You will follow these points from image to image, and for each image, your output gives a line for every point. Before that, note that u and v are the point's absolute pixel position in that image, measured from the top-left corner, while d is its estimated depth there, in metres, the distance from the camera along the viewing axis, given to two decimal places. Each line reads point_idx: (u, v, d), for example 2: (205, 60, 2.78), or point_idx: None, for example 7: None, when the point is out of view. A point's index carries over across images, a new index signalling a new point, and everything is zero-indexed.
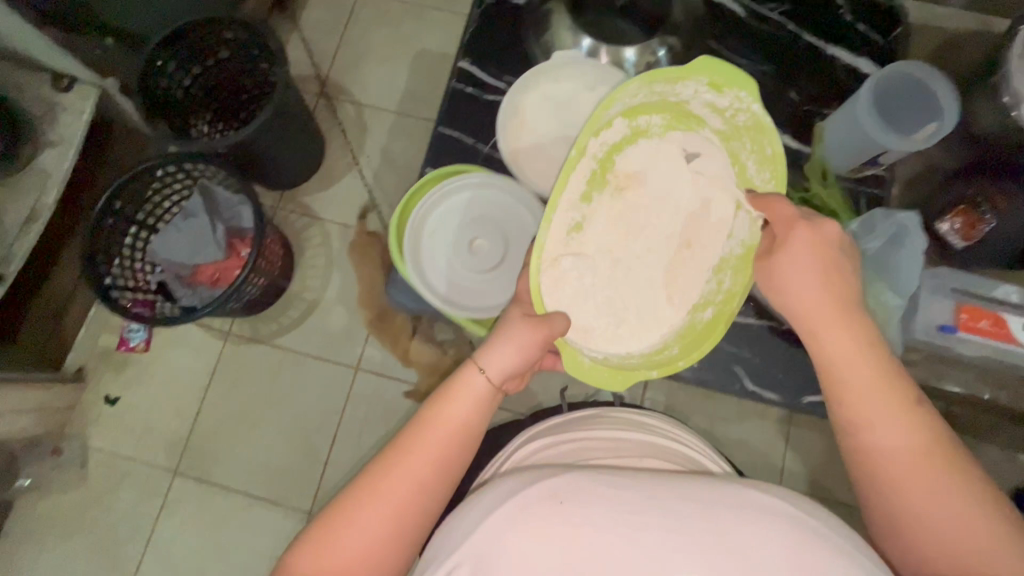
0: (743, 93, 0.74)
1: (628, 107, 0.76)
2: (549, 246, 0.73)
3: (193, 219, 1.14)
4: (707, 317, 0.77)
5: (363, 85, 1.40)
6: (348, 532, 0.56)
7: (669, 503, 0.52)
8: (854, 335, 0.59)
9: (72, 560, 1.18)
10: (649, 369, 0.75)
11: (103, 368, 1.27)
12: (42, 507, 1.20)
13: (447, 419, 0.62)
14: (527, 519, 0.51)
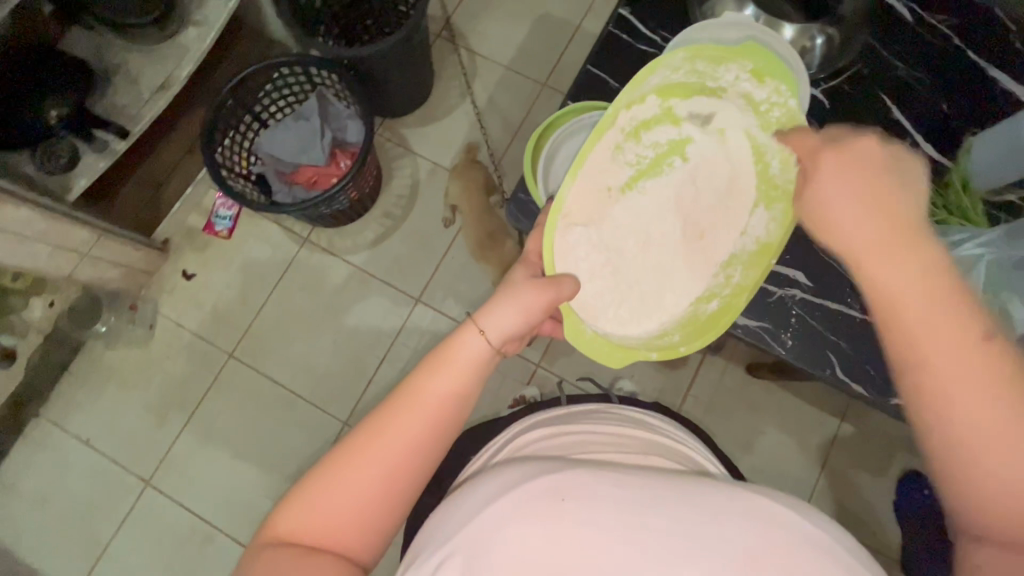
0: (783, 86, 0.64)
1: (663, 85, 0.68)
2: (567, 201, 0.66)
3: (305, 122, 1.20)
4: (712, 308, 0.67)
5: (482, 35, 1.44)
6: (335, 493, 0.51)
7: (682, 507, 0.47)
8: (919, 255, 0.42)
9: (122, 409, 1.26)
10: (648, 352, 0.66)
11: (187, 245, 1.35)
12: (107, 357, 1.29)
13: (429, 385, 0.55)
14: (521, 517, 0.47)
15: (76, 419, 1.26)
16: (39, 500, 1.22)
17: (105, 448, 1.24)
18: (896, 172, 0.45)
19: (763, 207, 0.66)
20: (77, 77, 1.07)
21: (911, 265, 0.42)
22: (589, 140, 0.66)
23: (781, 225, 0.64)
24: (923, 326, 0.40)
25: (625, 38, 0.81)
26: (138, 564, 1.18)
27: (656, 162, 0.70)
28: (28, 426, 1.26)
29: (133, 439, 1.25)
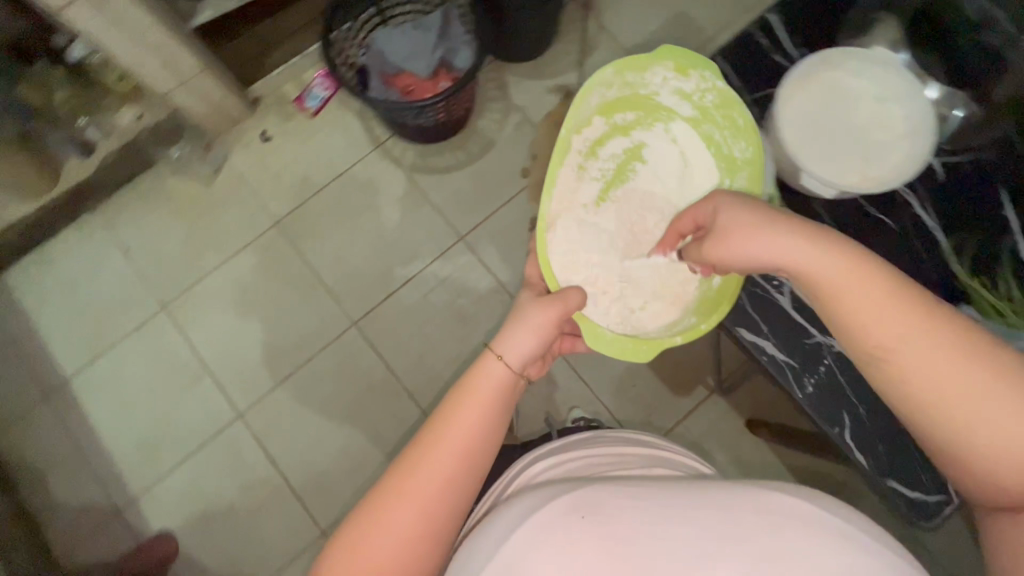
0: (706, 73, 0.72)
1: (604, 105, 0.78)
2: (552, 221, 0.77)
3: (422, 32, 1.20)
4: (717, 283, 0.73)
5: (617, 13, 1.42)
6: (375, 543, 0.53)
7: (699, 512, 0.51)
8: (834, 257, 0.52)
9: (166, 234, 1.33)
10: (673, 338, 0.72)
11: (273, 108, 1.38)
12: (167, 185, 1.35)
13: (455, 426, 0.58)
14: (549, 540, 0.50)
15: (123, 229, 1.33)
16: (66, 288, 1.30)
17: (138, 265, 1.31)
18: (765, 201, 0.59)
19: (730, 179, 0.74)
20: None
21: (832, 261, 0.52)
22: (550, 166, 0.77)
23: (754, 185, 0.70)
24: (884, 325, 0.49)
25: (769, 47, 0.73)
26: (129, 377, 1.25)
27: (619, 169, 0.81)
28: (80, 220, 1.34)
29: (165, 266, 1.31)
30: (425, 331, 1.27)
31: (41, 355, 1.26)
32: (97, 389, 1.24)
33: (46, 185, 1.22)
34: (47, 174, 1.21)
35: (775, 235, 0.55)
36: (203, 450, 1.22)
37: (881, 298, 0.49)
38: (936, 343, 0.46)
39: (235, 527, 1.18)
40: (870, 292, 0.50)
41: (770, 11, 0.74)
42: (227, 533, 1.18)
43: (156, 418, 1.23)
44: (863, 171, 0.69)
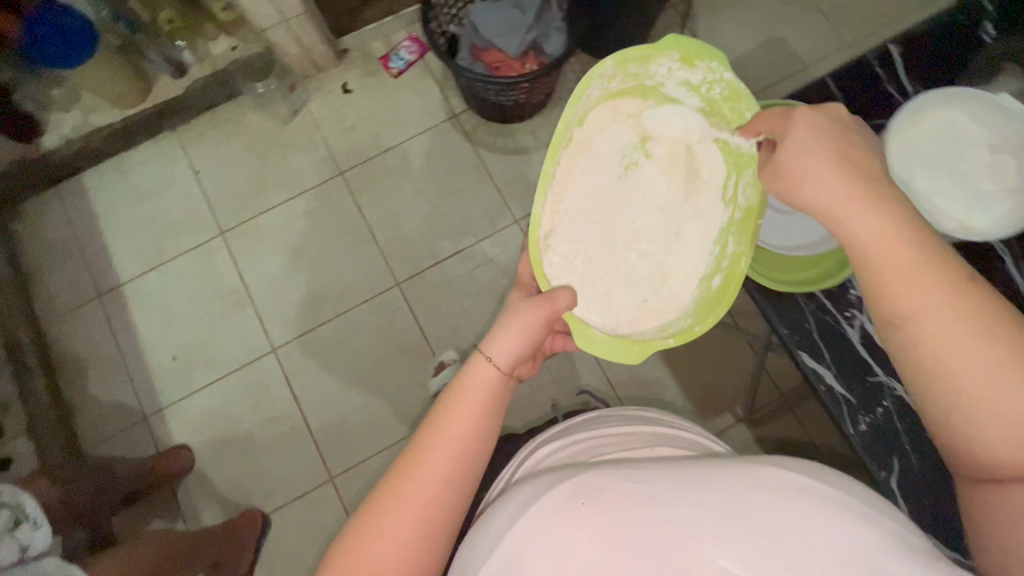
0: (714, 64, 0.70)
1: (607, 96, 0.75)
2: (545, 219, 0.74)
3: (520, 12, 1.18)
4: (717, 284, 0.72)
5: (712, 28, 1.41)
6: (376, 545, 0.53)
7: (699, 491, 0.47)
8: (886, 215, 0.50)
9: (233, 164, 1.35)
10: (664, 339, 0.71)
11: (358, 62, 1.40)
12: (244, 117, 1.37)
13: (450, 430, 0.58)
14: (550, 528, 0.48)
15: (195, 151, 1.36)
16: (134, 199, 1.34)
17: (203, 189, 1.35)
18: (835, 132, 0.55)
19: (737, 176, 0.72)
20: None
21: (873, 214, 0.50)
22: (546, 160, 0.73)
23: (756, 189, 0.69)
24: (903, 288, 0.47)
25: (881, 79, 0.72)
26: (178, 295, 1.29)
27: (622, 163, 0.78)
28: (160, 134, 1.37)
29: (228, 195, 1.34)
30: (464, 305, 1.28)
31: (101, 258, 1.31)
32: (145, 300, 1.29)
33: (138, 97, 1.29)
34: (141, 88, 1.28)
35: (821, 180, 0.53)
36: (233, 377, 1.25)
37: (917, 261, 0.47)
38: (946, 309, 0.45)
39: (251, 455, 1.21)
40: (907, 253, 0.48)
41: (890, 43, 0.72)
42: (242, 459, 1.21)
43: (195, 338, 1.27)
44: (959, 217, 0.63)
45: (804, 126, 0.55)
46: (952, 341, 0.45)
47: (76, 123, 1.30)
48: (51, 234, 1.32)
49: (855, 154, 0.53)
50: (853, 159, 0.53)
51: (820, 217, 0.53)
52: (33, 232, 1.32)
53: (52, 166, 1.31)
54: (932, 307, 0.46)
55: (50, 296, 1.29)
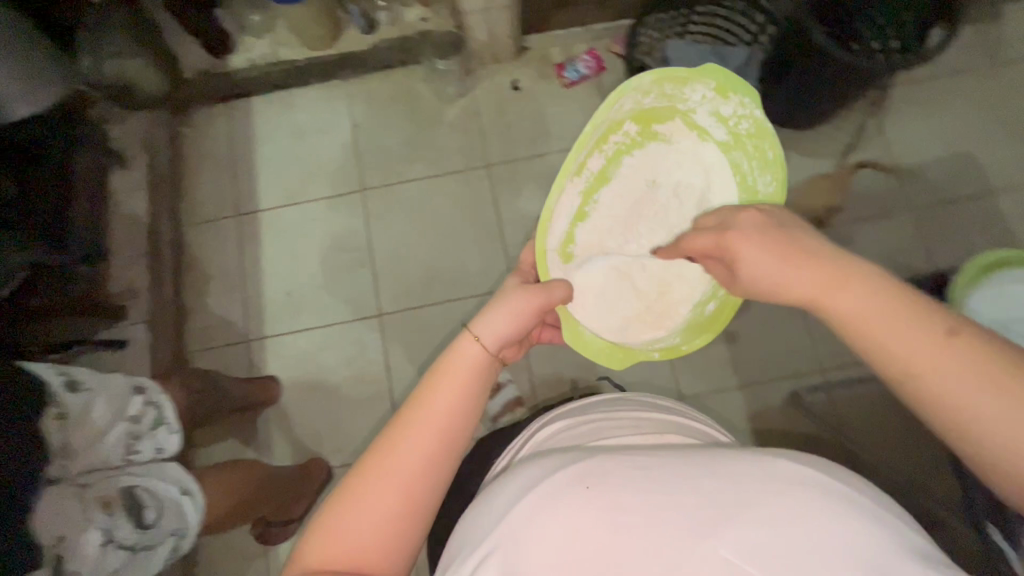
0: (744, 100, 0.79)
1: (637, 110, 0.82)
2: (558, 214, 0.80)
3: (718, 61, 1.18)
4: (710, 309, 0.84)
5: (905, 126, 1.33)
6: (357, 517, 0.50)
7: (709, 480, 0.43)
8: (862, 286, 0.48)
9: (391, 128, 1.38)
10: (648, 352, 0.83)
11: (535, 63, 1.39)
12: (412, 87, 1.39)
13: (429, 405, 0.55)
14: (551, 512, 0.44)
15: (358, 106, 1.39)
16: (291, 134, 1.39)
17: (356, 143, 1.38)
18: (780, 224, 0.57)
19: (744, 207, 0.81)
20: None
21: (853, 296, 0.48)
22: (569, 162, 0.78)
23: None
24: (912, 358, 0.44)
25: None
26: (307, 236, 1.34)
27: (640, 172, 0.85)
28: (332, 82, 1.40)
29: (377, 155, 1.37)
30: None
31: (249, 182, 1.37)
32: (277, 233, 1.34)
33: (326, 42, 1.34)
34: (330, 35, 1.34)
35: (796, 268, 0.52)
36: (336, 330, 1.29)
37: (907, 323, 0.45)
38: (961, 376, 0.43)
39: (332, 407, 1.25)
40: (884, 317, 0.46)
41: None
42: (323, 407, 1.25)
43: (311, 281, 1.31)
44: None
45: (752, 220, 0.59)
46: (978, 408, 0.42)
47: (263, 52, 1.36)
48: (210, 146, 1.38)
49: (793, 237, 0.54)
50: (795, 240, 0.54)
51: (801, 305, 0.52)
52: (193, 139, 1.38)
53: (230, 84, 1.38)
54: (938, 368, 0.43)
55: (194, 203, 1.35)
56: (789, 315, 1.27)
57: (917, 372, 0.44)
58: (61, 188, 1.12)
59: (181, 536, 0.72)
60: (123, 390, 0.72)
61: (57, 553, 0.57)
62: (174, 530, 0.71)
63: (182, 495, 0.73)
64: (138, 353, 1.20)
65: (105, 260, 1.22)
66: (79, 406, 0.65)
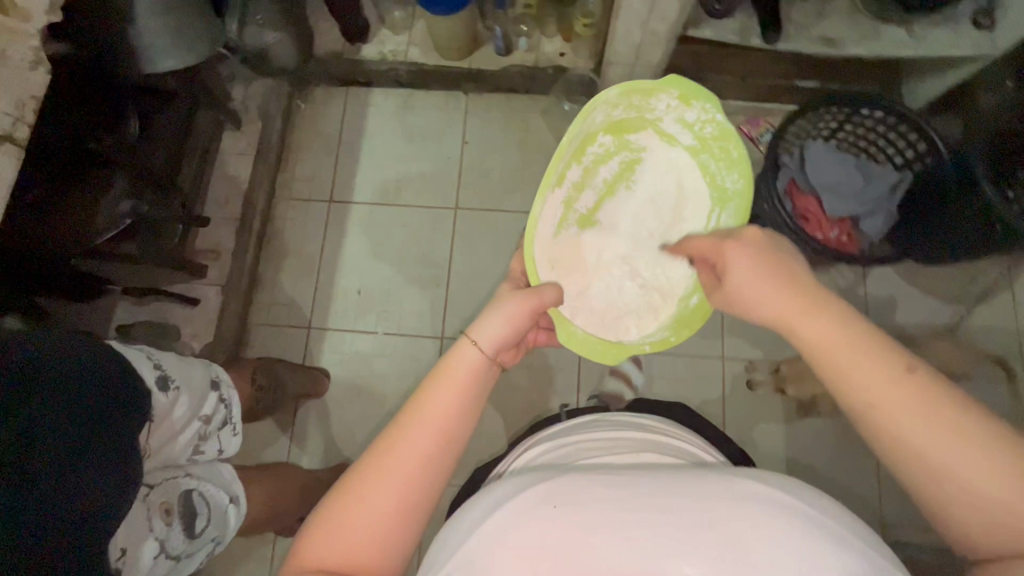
0: (708, 106, 0.80)
1: (608, 121, 0.82)
2: (539, 223, 0.79)
3: (860, 181, 1.11)
4: (694, 303, 0.81)
5: None
6: (356, 516, 0.52)
7: (675, 501, 0.44)
8: (824, 318, 0.52)
9: (500, 153, 1.35)
10: (642, 346, 0.82)
11: None
12: (530, 118, 1.36)
13: (424, 405, 0.57)
14: (519, 528, 0.44)
15: (473, 122, 1.37)
16: (401, 134, 1.37)
17: (461, 159, 1.36)
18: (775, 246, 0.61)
19: (720, 210, 0.84)
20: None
21: (824, 325, 0.52)
22: (550, 169, 0.77)
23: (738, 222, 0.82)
24: (876, 393, 0.48)
25: None
26: (391, 238, 1.32)
27: (613, 184, 0.87)
28: (455, 92, 1.38)
29: (479, 177, 1.35)
30: None
31: (348, 171, 1.37)
32: (363, 230, 1.33)
33: (461, 55, 1.34)
34: (466, 48, 1.33)
35: (775, 292, 0.56)
36: (394, 340, 1.27)
37: (861, 351, 0.50)
38: (905, 398, 0.47)
39: (372, 415, 1.23)
40: (854, 354, 0.50)
41: None
42: (363, 414, 1.24)
43: (384, 285, 1.30)
44: None
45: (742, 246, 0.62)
46: (913, 424, 0.47)
47: (395, 48, 1.37)
48: (320, 126, 1.38)
49: (780, 261, 0.58)
50: (783, 263, 0.58)
51: (776, 328, 0.56)
52: (305, 115, 1.39)
53: (355, 71, 1.37)
54: (885, 389, 0.48)
55: (291, 178, 1.35)
56: (862, 453, 1.19)
57: (874, 406, 0.48)
58: (178, 143, 1.16)
59: (218, 542, 0.72)
60: (203, 385, 0.73)
61: (119, 565, 0.58)
62: (214, 538, 0.71)
63: (229, 503, 0.73)
64: (207, 315, 1.23)
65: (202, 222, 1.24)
66: (163, 404, 0.66)
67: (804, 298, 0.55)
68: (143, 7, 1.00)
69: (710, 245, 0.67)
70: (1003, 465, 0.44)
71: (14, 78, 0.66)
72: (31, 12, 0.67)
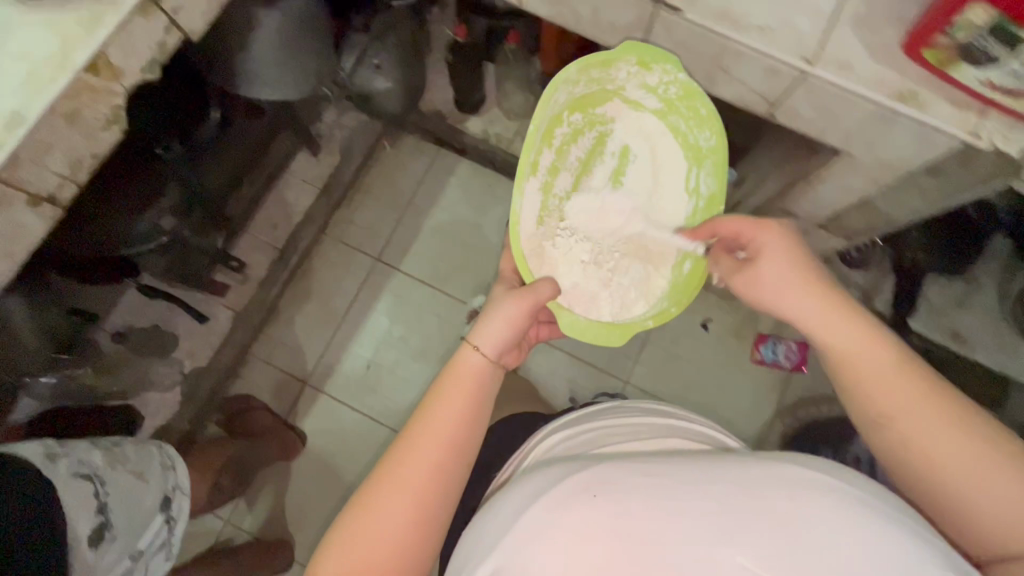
0: (668, 69, 0.67)
1: (571, 100, 0.71)
2: (520, 220, 0.69)
3: None
4: (688, 269, 0.75)
5: None
6: (371, 530, 0.49)
7: (724, 487, 0.43)
8: (856, 324, 0.53)
9: None
10: (643, 322, 0.75)
11: (737, 317, 1.23)
12: None
13: (434, 412, 0.54)
14: (563, 518, 0.43)
15: None
16: (473, 219, 1.29)
17: None
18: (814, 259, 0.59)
19: (697, 168, 0.74)
20: (976, 235, 0.89)
21: (850, 331, 0.53)
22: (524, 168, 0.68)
23: (719, 178, 0.72)
24: (901, 401, 0.49)
25: None
26: (421, 323, 1.24)
27: (586, 161, 0.75)
28: None
29: None
30: None
31: (407, 234, 1.28)
32: (397, 302, 1.25)
33: None
34: None
35: (805, 295, 0.56)
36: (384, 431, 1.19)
37: (891, 365, 0.51)
38: (897, 377, 0.50)
39: (332, 499, 1.15)
40: (875, 360, 0.51)
41: None
42: (323, 495, 1.16)
43: (396, 368, 1.22)
44: None
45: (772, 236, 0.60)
46: (889, 393, 0.50)
47: (502, 132, 1.27)
48: (397, 178, 1.30)
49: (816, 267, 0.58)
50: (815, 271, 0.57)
51: (794, 325, 0.57)
52: (387, 161, 1.31)
53: (452, 137, 1.29)
54: (875, 362, 0.51)
55: (348, 220, 1.28)
56: None
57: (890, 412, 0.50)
58: (241, 163, 1.08)
59: None
60: (152, 508, 0.73)
61: None
62: None
63: None
64: (211, 336, 1.16)
65: (235, 263, 1.16)
66: (87, 563, 0.63)
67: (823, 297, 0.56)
68: (264, 39, 0.90)
69: (751, 224, 0.62)
70: (1003, 474, 0.45)
71: (81, 139, 0.59)
72: (125, 71, 0.60)
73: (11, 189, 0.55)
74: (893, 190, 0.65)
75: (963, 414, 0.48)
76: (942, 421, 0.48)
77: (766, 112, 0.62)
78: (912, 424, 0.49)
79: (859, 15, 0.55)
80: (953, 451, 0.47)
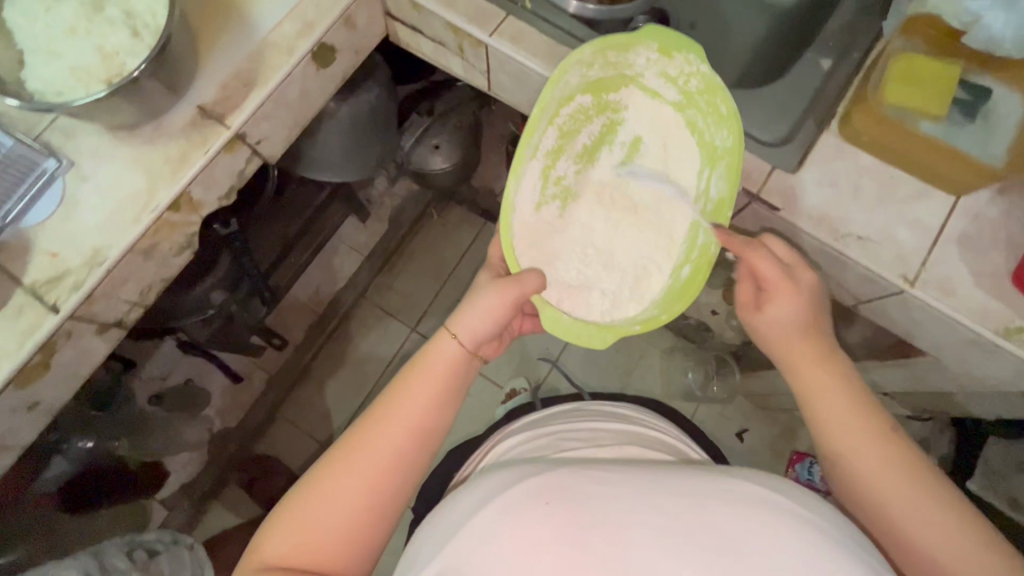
0: (691, 56, 0.55)
1: (585, 84, 0.58)
2: (516, 210, 0.57)
3: None
4: (688, 275, 0.60)
5: None
6: (320, 507, 0.48)
7: (676, 499, 0.44)
8: (832, 376, 0.51)
9: (598, 374, 1.23)
10: (632, 326, 0.59)
11: (773, 432, 1.20)
12: (645, 359, 1.23)
13: (397, 399, 0.52)
14: (518, 521, 0.43)
15: None
16: None
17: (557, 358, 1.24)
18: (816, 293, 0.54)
19: (710, 169, 0.59)
20: None
21: (827, 380, 0.51)
22: (521, 151, 0.56)
23: (729, 183, 0.55)
24: (866, 453, 0.48)
25: None
26: None
27: (592, 145, 0.62)
28: None
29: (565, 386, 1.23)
30: None
31: (445, 307, 1.27)
32: None
33: None
34: None
35: (796, 334, 0.53)
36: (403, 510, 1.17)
37: (863, 418, 0.49)
38: (864, 429, 0.49)
39: None
40: (846, 411, 0.50)
41: None
42: None
43: None
44: None
45: (778, 245, 0.54)
46: (857, 443, 0.48)
47: None
48: (440, 248, 1.30)
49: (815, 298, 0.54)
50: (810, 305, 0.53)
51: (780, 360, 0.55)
52: (432, 230, 1.31)
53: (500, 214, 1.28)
54: (847, 412, 0.50)
55: (387, 286, 1.28)
56: None
57: (852, 459, 0.48)
58: (291, 238, 1.07)
59: None
60: None
61: None
62: None
63: None
64: (243, 399, 1.17)
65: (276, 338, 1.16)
66: None
67: (806, 333, 0.53)
68: (332, 130, 0.90)
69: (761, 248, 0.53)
70: (957, 535, 0.44)
71: (152, 268, 0.59)
72: (204, 203, 0.60)
73: (84, 322, 0.55)
74: (975, 393, 0.62)
75: (924, 473, 0.47)
76: (902, 477, 0.47)
77: (851, 305, 0.59)
78: (877, 480, 0.47)
79: (966, 233, 0.52)
80: (909, 507, 0.46)
